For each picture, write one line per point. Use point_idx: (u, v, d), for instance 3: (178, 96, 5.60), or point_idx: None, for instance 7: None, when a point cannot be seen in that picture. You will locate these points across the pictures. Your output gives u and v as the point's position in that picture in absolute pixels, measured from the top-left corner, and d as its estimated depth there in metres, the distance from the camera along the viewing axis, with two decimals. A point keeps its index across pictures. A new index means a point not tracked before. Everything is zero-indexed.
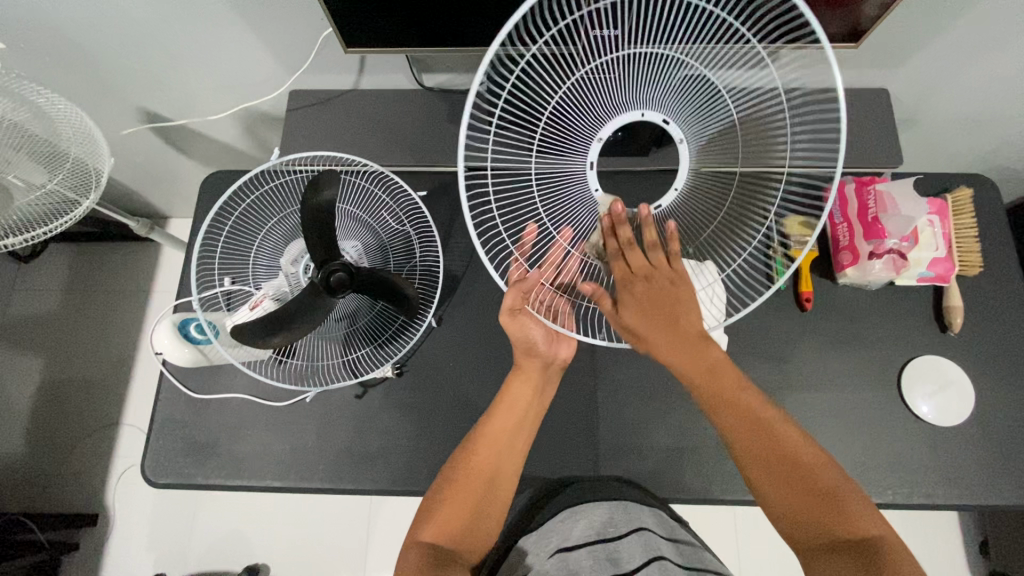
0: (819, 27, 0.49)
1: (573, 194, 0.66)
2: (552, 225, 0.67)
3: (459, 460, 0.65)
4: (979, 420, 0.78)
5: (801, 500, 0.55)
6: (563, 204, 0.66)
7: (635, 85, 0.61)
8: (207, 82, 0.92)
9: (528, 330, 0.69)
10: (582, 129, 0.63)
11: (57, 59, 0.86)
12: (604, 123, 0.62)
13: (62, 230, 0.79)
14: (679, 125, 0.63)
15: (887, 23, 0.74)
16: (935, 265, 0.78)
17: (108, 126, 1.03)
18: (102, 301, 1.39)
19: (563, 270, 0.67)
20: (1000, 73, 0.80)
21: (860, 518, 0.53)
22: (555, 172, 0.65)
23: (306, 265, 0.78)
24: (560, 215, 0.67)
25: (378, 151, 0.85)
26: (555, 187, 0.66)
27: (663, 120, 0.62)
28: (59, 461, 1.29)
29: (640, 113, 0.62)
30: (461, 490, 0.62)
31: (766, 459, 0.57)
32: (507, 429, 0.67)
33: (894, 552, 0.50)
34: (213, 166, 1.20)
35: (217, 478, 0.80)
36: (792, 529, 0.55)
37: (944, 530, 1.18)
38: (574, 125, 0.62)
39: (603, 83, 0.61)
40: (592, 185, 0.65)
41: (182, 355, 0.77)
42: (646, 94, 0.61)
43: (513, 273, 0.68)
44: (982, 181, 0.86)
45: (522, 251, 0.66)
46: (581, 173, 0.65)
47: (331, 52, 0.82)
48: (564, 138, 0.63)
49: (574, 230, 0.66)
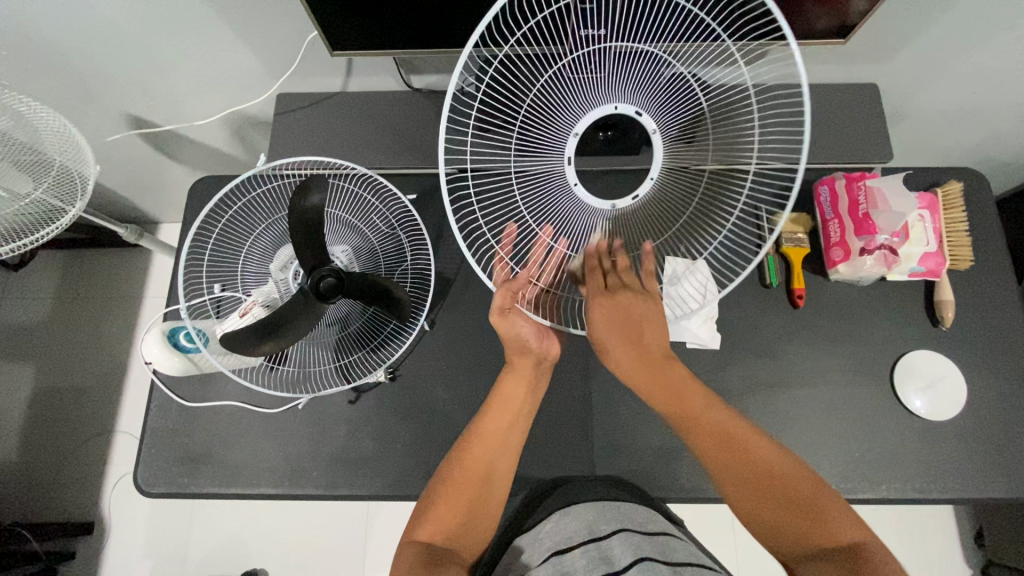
0: (785, 27, 0.49)
1: (551, 187, 0.64)
2: (534, 222, 0.66)
3: (454, 458, 0.65)
4: (971, 413, 0.78)
5: (778, 513, 0.55)
6: (544, 199, 0.65)
7: (609, 76, 0.59)
8: (193, 87, 0.91)
9: (519, 327, 0.67)
10: (558, 122, 0.61)
11: (39, 67, 0.85)
12: (579, 115, 0.61)
13: (50, 238, 0.77)
14: (651, 116, 0.61)
15: (875, 18, 0.74)
16: (926, 260, 0.78)
17: (93, 133, 1.02)
18: (93, 309, 1.38)
19: (545, 267, 0.67)
20: (987, 67, 0.80)
21: (841, 524, 0.53)
22: (536, 168, 0.63)
23: (296, 271, 0.77)
24: (541, 210, 0.66)
25: (366, 155, 0.84)
26: (535, 183, 0.64)
27: (637, 112, 0.60)
28: (54, 471, 1.28)
29: (612, 106, 0.60)
30: (456, 487, 0.62)
31: (738, 467, 0.58)
32: (502, 425, 0.67)
33: (879, 555, 0.50)
34: (202, 170, 1.20)
35: (211, 486, 0.79)
36: (776, 540, 0.55)
37: (942, 527, 1.18)
38: (551, 120, 0.61)
39: (578, 77, 0.59)
40: (571, 178, 0.63)
41: (171, 364, 0.76)
42: (619, 85, 0.59)
43: (498, 274, 0.67)
44: (971, 174, 0.86)
45: (506, 249, 0.66)
46: (559, 167, 0.63)
47: (318, 55, 0.82)
48: (543, 135, 0.62)
49: (554, 226, 0.65)
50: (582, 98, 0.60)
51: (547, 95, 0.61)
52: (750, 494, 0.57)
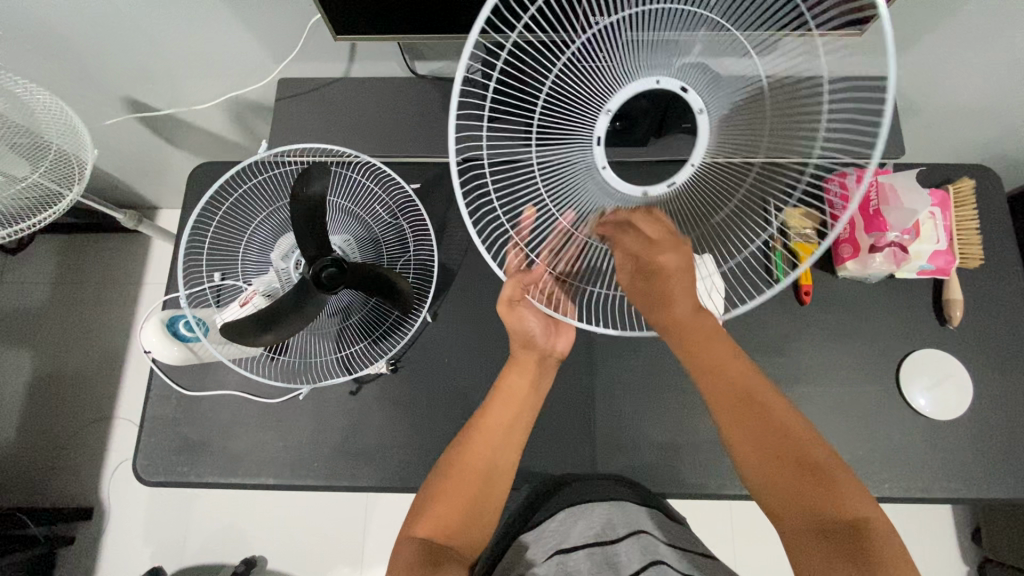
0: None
1: (577, 172, 0.60)
2: (556, 209, 0.62)
3: (455, 452, 0.64)
4: (976, 412, 0.78)
5: (796, 489, 0.53)
6: (570, 186, 0.60)
7: (644, 52, 0.55)
8: (193, 69, 0.89)
9: (527, 322, 0.68)
10: (587, 102, 0.56)
11: (35, 47, 0.83)
12: (614, 91, 0.56)
13: (50, 222, 0.77)
14: (698, 94, 0.56)
15: (895, 10, 0.72)
16: (935, 258, 0.77)
17: (92, 116, 1.01)
18: (92, 294, 1.37)
19: (561, 256, 0.64)
20: (1007, 60, 0.78)
21: (857, 507, 0.51)
22: (561, 153, 0.59)
23: (298, 260, 0.76)
24: (567, 197, 0.61)
25: (369, 142, 0.83)
26: (559, 171, 0.60)
27: (681, 87, 0.56)
28: (52, 457, 1.28)
29: (655, 80, 0.55)
30: (456, 484, 0.61)
31: (756, 433, 0.56)
32: (505, 420, 0.66)
33: (885, 546, 0.48)
34: (202, 156, 1.18)
35: (210, 475, 0.79)
36: (784, 512, 0.53)
37: (940, 523, 1.19)
38: (577, 100, 0.57)
39: (609, 53, 0.55)
40: (600, 161, 0.58)
41: (170, 353, 0.75)
42: (657, 59, 0.55)
43: (512, 262, 0.67)
44: (984, 171, 0.85)
45: (520, 237, 0.64)
46: (586, 149, 0.58)
47: (320, 39, 0.80)
48: (568, 116, 0.58)
49: (578, 211, 0.61)
50: (615, 75, 0.55)
51: (573, 74, 0.56)
52: (774, 468, 0.54)
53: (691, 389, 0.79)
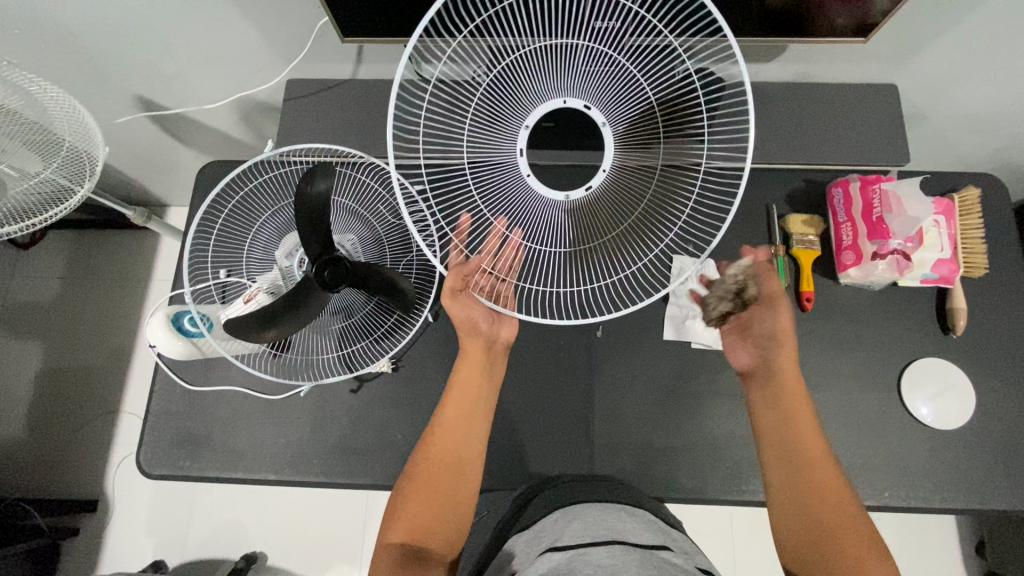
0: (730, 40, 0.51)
1: (505, 180, 0.64)
2: (489, 211, 0.65)
3: (422, 454, 0.63)
4: (978, 422, 0.77)
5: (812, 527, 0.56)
6: (498, 191, 0.65)
7: (559, 73, 0.61)
8: (203, 69, 0.90)
9: (470, 310, 0.68)
10: (507, 119, 0.63)
11: (49, 46, 0.84)
12: (528, 110, 0.62)
13: (62, 217, 0.77)
14: (601, 109, 0.62)
15: (899, 18, 0.72)
16: (940, 266, 0.76)
17: (103, 114, 1.02)
18: (100, 289, 1.39)
19: (500, 257, 0.66)
20: (1013, 69, 0.78)
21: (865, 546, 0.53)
22: (489, 160, 0.64)
23: (301, 259, 0.77)
24: (496, 201, 0.65)
25: (374, 143, 0.83)
26: (490, 179, 0.65)
27: (585, 105, 0.62)
28: (59, 448, 1.29)
29: (562, 100, 0.61)
30: (425, 483, 0.61)
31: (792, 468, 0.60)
32: (463, 414, 0.66)
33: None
34: (211, 155, 1.20)
35: (211, 469, 0.80)
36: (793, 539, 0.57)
37: (942, 535, 1.17)
38: (499, 116, 0.63)
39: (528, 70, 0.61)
40: (523, 170, 0.63)
41: (175, 348, 0.77)
42: (566, 79, 0.61)
43: (452, 259, 0.67)
44: (990, 181, 0.85)
45: (459, 238, 0.67)
46: (511, 159, 0.64)
47: (329, 40, 0.81)
48: (493, 129, 0.63)
49: (510, 216, 0.65)
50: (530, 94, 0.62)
51: (493, 94, 0.63)
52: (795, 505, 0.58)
53: (690, 393, 0.79)
